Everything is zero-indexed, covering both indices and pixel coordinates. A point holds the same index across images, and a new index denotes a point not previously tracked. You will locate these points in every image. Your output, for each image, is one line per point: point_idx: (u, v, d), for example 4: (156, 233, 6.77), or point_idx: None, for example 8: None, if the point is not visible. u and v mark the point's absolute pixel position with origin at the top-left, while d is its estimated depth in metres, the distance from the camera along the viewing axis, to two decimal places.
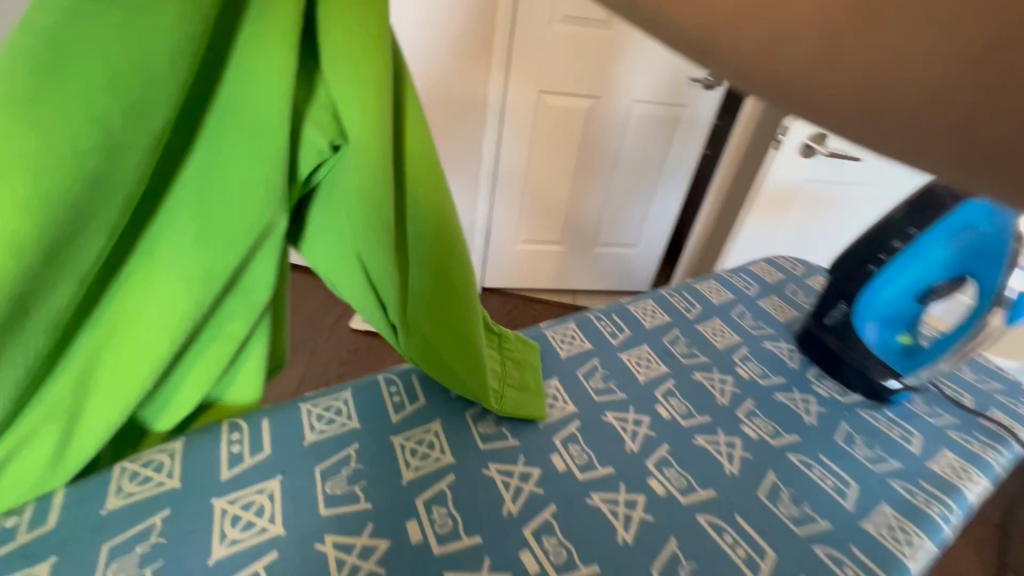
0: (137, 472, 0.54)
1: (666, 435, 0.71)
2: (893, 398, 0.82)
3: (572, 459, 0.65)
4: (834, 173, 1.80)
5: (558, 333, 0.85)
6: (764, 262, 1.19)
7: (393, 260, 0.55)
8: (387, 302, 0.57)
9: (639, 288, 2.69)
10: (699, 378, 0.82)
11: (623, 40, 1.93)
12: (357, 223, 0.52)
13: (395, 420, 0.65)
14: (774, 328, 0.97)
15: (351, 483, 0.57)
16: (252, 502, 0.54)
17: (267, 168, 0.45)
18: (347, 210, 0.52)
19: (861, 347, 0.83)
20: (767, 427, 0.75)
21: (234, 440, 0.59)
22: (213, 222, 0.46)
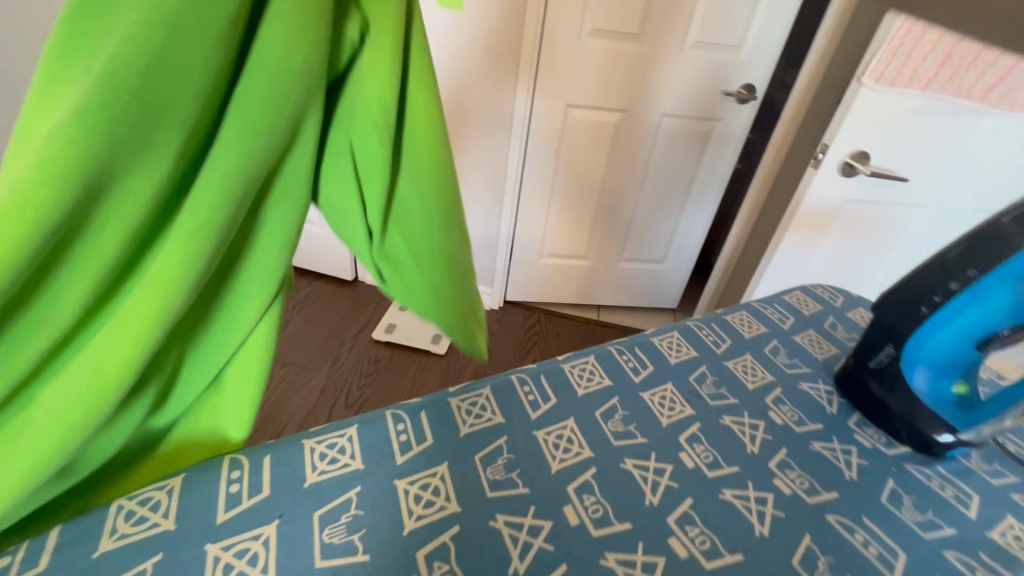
0: (132, 511, 0.53)
1: (690, 487, 0.66)
2: (946, 453, 0.74)
3: (587, 512, 0.61)
4: (878, 193, 1.70)
5: (576, 368, 0.81)
6: (799, 291, 1.12)
7: (381, 163, 0.49)
8: (365, 208, 0.52)
9: (665, 304, 2.62)
10: (727, 422, 0.76)
11: (655, 53, 1.88)
12: (358, 129, 0.48)
13: (400, 462, 0.62)
14: (810, 366, 0.90)
15: (350, 531, 0.54)
16: (246, 548, 0.52)
17: (291, 83, 0.41)
18: (354, 122, 0.48)
19: (909, 396, 0.76)
20: (802, 482, 0.69)
21: (233, 478, 0.57)
22: (236, 164, 0.41)
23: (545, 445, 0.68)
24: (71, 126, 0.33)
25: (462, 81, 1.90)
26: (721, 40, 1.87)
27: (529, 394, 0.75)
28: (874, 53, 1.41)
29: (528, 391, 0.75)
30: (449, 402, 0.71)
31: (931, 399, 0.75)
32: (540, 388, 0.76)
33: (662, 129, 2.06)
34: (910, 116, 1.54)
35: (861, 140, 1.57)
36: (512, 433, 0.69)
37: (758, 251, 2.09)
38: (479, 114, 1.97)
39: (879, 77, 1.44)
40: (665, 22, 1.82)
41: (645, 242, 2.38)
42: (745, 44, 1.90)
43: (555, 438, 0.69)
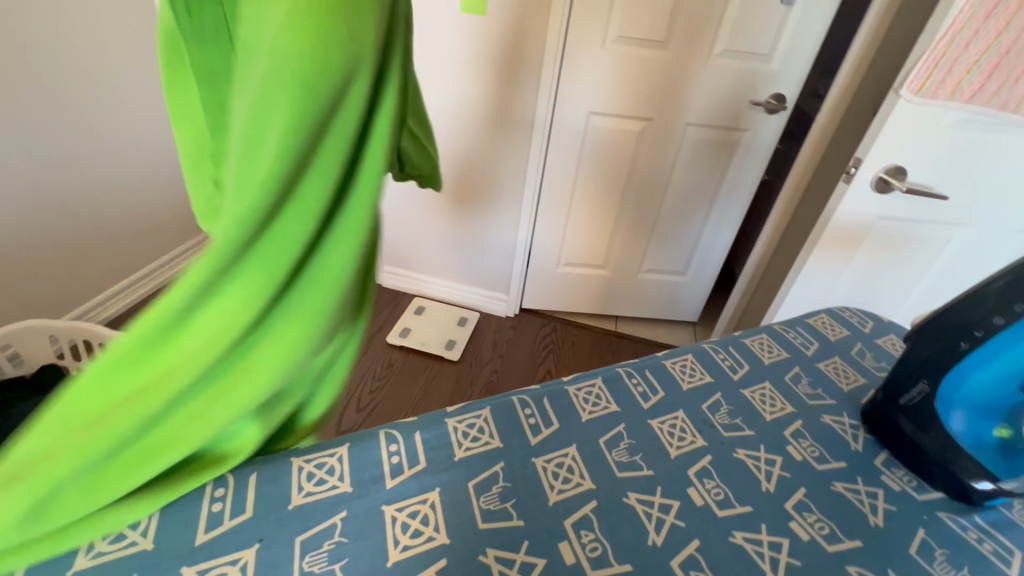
0: (112, 528, 0.51)
1: (698, 528, 0.61)
2: (986, 502, 0.68)
3: (584, 550, 0.57)
4: (914, 210, 1.61)
5: (581, 391, 0.77)
6: (825, 314, 1.06)
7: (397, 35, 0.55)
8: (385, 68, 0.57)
9: (685, 317, 2.55)
10: (741, 456, 0.71)
11: (681, 60, 1.83)
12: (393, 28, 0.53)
13: (390, 486, 0.59)
14: (835, 398, 0.85)
15: (331, 560, 0.52)
16: (223, 574, 0.50)
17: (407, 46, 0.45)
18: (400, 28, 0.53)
19: (946, 438, 0.69)
20: (822, 527, 0.64)
21: (217, 496, 0.55)
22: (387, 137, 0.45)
23: (544, 473, 0.64)
24: (277, 101, 0.38)
25: (481, 88, 1.89)
26: (750, 49, 1.81)
27: (531, 418, 0.71)
28: (917, 62, 1.34)
29: (529, 414, 0.72)
30: (445, 423, 0.68)
31: (969, 442, 0.68)
32: (541, 412, 0.73)
33: (686, 138, 2.00)
34: (950, 131, 1.45)
35: (897, 155, 1.49)
36: (510, 459, 0.65)
37: (783, 267, 2.01)
38: (498, 120, 1.95)
39: (919, 89, 1.36)
40: (693, 30, 1.77)
41: (665, 253, 2.32)
42: (776, 53, 1.83)
43: (554, 466, 0.65)
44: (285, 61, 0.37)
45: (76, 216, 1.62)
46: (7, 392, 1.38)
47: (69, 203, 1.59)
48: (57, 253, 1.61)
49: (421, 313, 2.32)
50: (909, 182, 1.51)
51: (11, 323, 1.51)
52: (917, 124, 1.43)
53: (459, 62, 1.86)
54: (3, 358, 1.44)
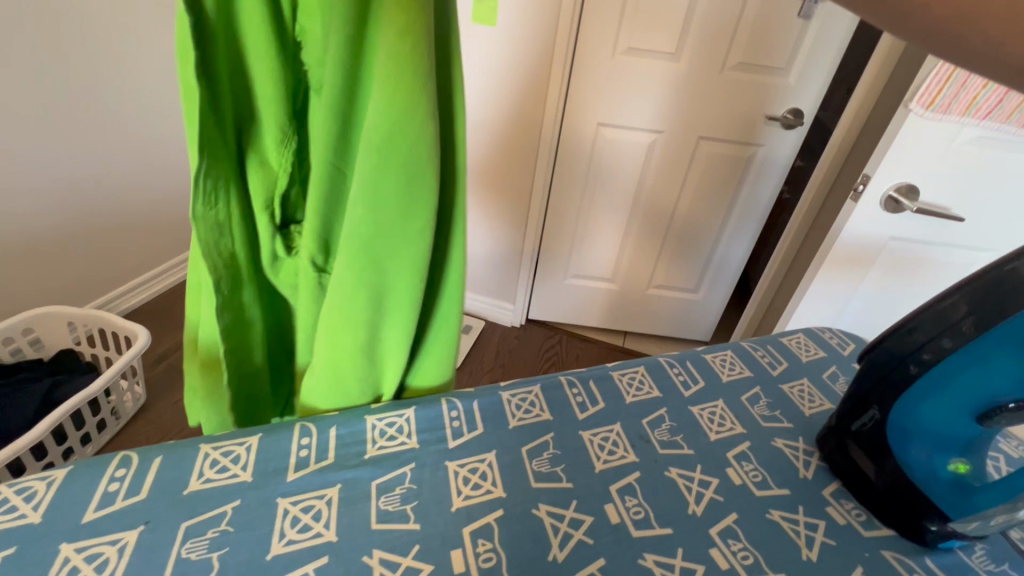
0: (6, 500, 0.53)
1: (608, 547, 0.58)
2: (940, 543, 0.62)
3: (477, 559, 0.55)
4: (929, 232, 1.52)
5: (515, 397, 0.75)
6: (802, 334, 1.00)
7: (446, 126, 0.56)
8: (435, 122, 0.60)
9: (696, 336, 2.47)
10: (672, 477, 0.67)
11: (692, 72, 1.79)
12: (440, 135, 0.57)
13: (290, 479, 0.59)
14: (793, 422, 0.79)
15: (210, 549, 0.52)
16: (99, 553, 0.50)
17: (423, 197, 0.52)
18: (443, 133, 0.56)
19: (899, 472, 0.64)
20: (745, 557, 0.59)
21: (116, 476, 0.56)
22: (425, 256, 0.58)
23: (454, 478, 0.62)
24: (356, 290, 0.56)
25: (499, 98, 1.89)
26: (765, 63, 1.77)
27: (454, 420, 0.69)
28: (927, 76, 1.29)
29: (454, 417, 0.70)
30: (364, 420, 0.66)
31: (921, 475, 0.62)
32: (468, 415, 0.71)
33: (697, 153, 1.96)
34: (967, 149, 1.37)
35: (908, 171, 1.41)
36: (422, 460, 0.64)
37: (792, 288, 1.92)
38: (509, 130, 1.95)
39: (930, 104, 1.31)
40: (704, 43, 1.74)
41: (675, 269, 2.27)
42: (792, 67, 1.78)
43: (467, 472, 0.63)
44: (345, 254, 0.54)
45: (101, 212, 1.72)
46: (22, 371, 1.46)
47: (96, 198, 1.69)
48: (82, 247, 1.69)
49: (470, 332, 2.31)
50: (920, 201, 1.43)
51: (38, 305, 1.59)
52: (929, 141, 1.36)
53: (473, 80, 1.88)
54: (23, 341, 1.52)
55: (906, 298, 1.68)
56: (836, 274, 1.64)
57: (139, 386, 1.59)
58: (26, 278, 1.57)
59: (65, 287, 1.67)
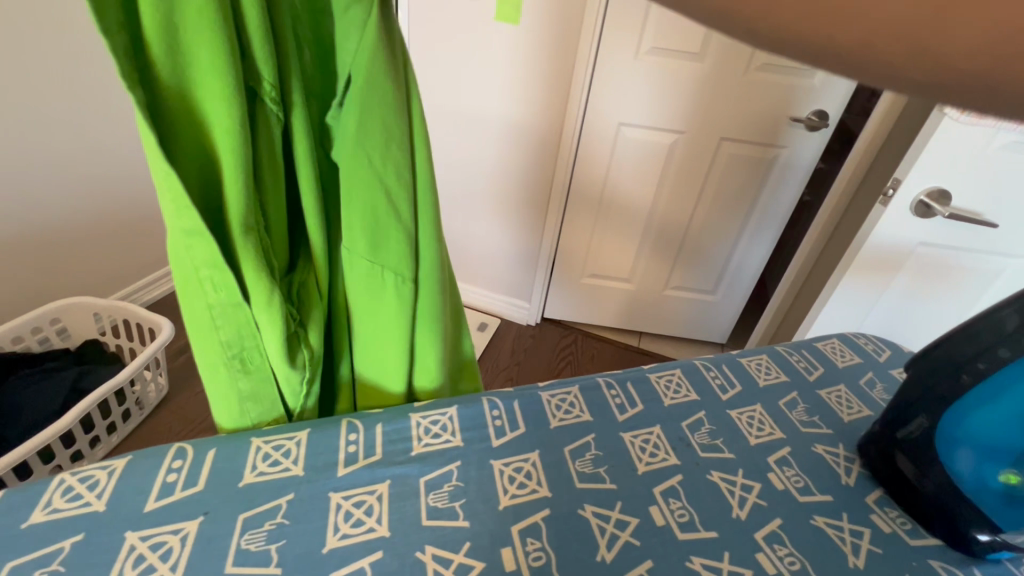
0: (71, 487, 0.54)
1: (655, 549, 0.58)
2: (988, 554, 0.62)
3: (527, 558, 0.55)
4: (961, 238, 1.50)
5: (555, 398, 0.75)
6: (837, 339, 0.99)
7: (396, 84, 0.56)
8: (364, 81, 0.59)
9: (713, 338, 2.46)
10: (715, 481, 0.67)
11: (715, 73, 1.78)
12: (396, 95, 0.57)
13: (341, 474, 0.60)
14: (833, 428, 0.79)
15: (268, 540, 0.53)
16: (163, 542, 0.51)
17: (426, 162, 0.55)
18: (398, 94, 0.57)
19: (946, 482, 0.63)
20: (793, 563, 0.59)
21: (174, 467, 0.57)
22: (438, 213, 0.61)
23: (500, 477, 0.63)
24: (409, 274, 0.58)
25: (523, 96, 1.88)
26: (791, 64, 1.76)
27: (497, 419, 0.70)
28: None
29: (496, 416, 0.70)
30: (409, 417, 0.67)
31: (971, 486, 0.62)
32: (510, 414, 0.71)
33: (719, 154, 1.95)
34: (1001, 155, 1.35)
35: (941, 176, 1.39)
36: (468, 458, 0.64)
37: (815, 291, 1.90)
38: (531, 130, 1.95)
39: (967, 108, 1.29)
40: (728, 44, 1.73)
41: (693, 271, 2.26)
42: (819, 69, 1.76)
43: (512, 471, 0.64)
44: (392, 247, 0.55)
45: None
46: (48, 361, 1.41)
47: None
48: (118, 240, 1.63)
49: (485, 329, 2.32)
50: (952, 207, 1.41)
51: (59, 300, 1.48)
52: (964, 146, 1.35)
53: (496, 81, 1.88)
54: (51, 331, 1.48)
55: (932, 305, 1.66)
56: (862, 279, 1.62)
57: (162, 377, 1.61)
58: (59, 269, 1.49)
59: (98, 280, 1.60)
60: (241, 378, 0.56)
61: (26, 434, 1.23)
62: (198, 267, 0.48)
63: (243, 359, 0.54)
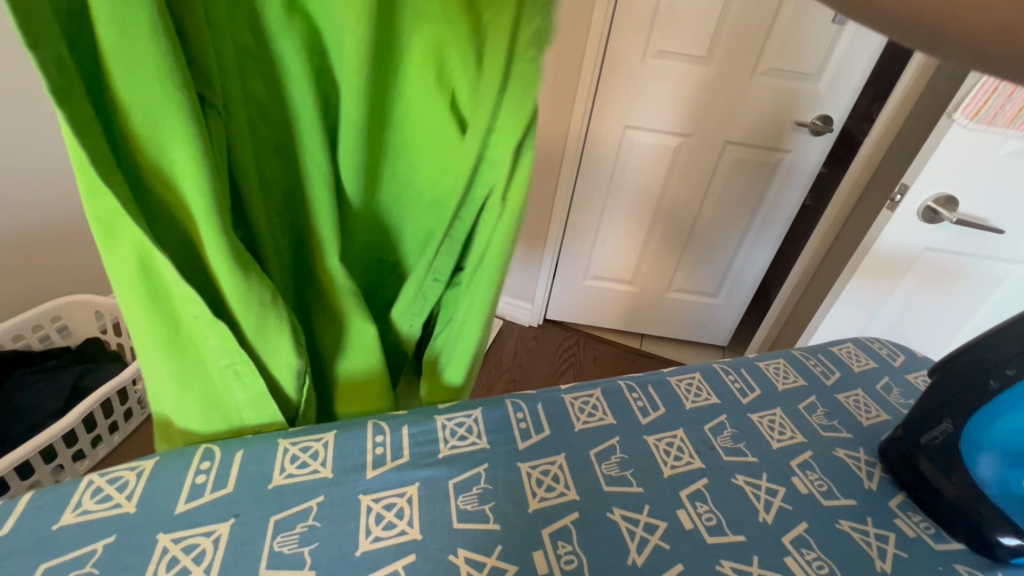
0: (100, 489, 0.54)
1: (685, 553, 0.58)
2: (1012, 559, 0.62)
3: (559, 562, 0.55)
4: (967, 243, 1.51)
5: (578, 401, 0.75)
6: (852, 344, 0.99)
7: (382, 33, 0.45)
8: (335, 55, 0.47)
9: (714, 340, 2.47)
10: (740, 484, 0.67)
11: (719, 77, 1.79)
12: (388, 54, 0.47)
13: (370, 476, 0.59)
14: (852, 432, 0.79)
15: (301, 543, 0.52)
16: (195, 544, 0.51)
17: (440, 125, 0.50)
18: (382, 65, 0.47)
19: (971, 486, 0.64)
20: (820, 567, 0.60)
21: (202, 469, 0.56)
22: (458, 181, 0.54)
23: (527, 480, 0.63)
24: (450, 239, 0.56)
25: None
26: (795, 69, 1.77)
27: (521, 422, 0.70)
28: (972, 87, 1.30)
29: (521, 418, 0.70)
30: (434, 419, 0.67)
31: (996, 492, 0.62)
32: (534, 417, 0.71)
33: (723, 157, 1.96)
34: (1006, 163, 1.37)
35: (948, 183, 1.41)
36: (494, 461, 0.64)
37: (819, 295, 1.91)
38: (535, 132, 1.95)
39: (974, 115, 1.30)
40: (733, 49, 1.74)
41: (696, 275, 2.27)
42: (824, 74, 1.77)
43: (539, 474, 0.64)
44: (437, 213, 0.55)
45: None
46: (48, 359, 1.39)
47: None
48: None
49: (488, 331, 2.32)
50: (959, 213, 1.42)
51: (57, 301, 1.43)
52: (970, 154, 1.36)
53: None
54: (51, 330, 1.45)
55: (936, 310, 1.67)
56: (868, 283, 1.63)
57: None
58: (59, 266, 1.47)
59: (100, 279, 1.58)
60: (237, 390, 0.52)
61: (33, 431, 1.22)
62: (178, 278, 0.43)
63: (235, 369, 0.50)
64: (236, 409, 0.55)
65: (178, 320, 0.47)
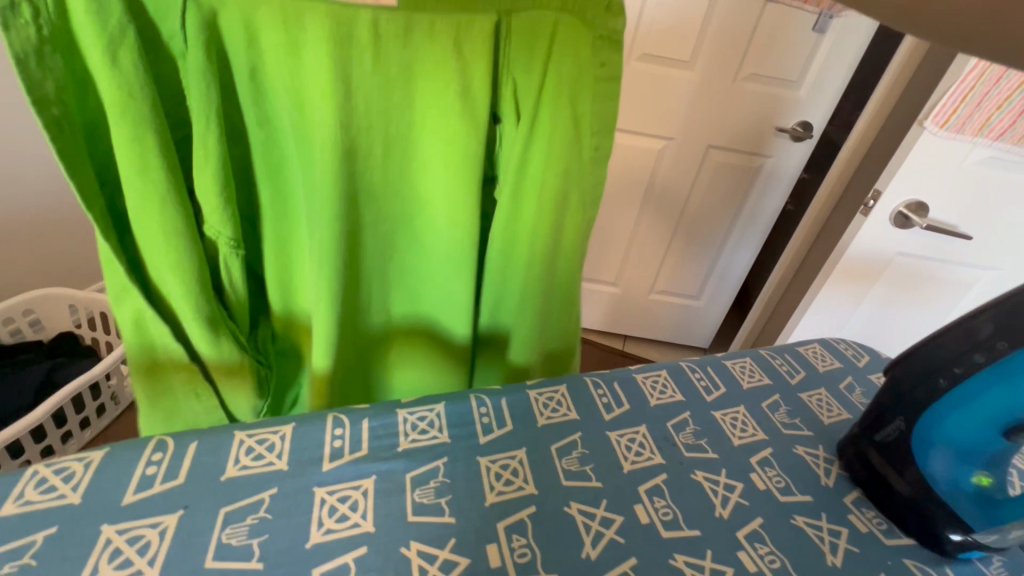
0: (45, 479, 0.53)
1: (640, 547, 0.59)
2: (959, 554, 0.64)
3: (512, 555, 0.55)
4: (938, 249, 1.54)
5: (542, 396, 0.75)
6: (818, 344, 1.01)
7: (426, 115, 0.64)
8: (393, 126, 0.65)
9: (695, 342, 2.49)
10: (698, 480, 0.68)
11: (704, 82, 1.80)
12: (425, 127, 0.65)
13: (325, 469, 0.59)
14: (813, 430, 0.80)
15: (250, 535, 0.52)
16: (140, 536, 0.50)
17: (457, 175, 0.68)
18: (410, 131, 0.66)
19: (922, 483, 0.65)
20: (773, 561, 0.60)
21: (153, 460, 0.56)
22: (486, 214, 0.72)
23: (486, 474, 0.63)
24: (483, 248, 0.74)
25: None
26: (778, 75, 1.79)
27: (484, 417, 0.70)
28: (944, 95, 1.32)
29: (484, 413, 0.70)
30: (396, 413, 0.67)
31: (945, 487, 0.64)
32: (497, 412, 0.71)
33: (707, 161, 1.97)
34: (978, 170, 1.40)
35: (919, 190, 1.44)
36: (454, 455, 0.64)
37: (796, 298, 1.93)
38: None
39: (944, 123, 1.33)
40: (719, 52, 1.75)
41: (677, 276, 2.28)
42: (804, 81, 1.81)
43: (498, 468, 0.64)
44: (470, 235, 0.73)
45: None
46: (20, 353, 1.36)
47: None
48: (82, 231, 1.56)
49: None
50: (930, 219, 1.45)
51: (26, 294, 1.39)
52: (943, 160, 1.39)
53: None
54: (22, 323, 1.41)
55: (909, 314, 1.71)
56: (843, 286, 1.66)
57: None
58: (24, 256, 1.44)
59: (69, 270, 1.55)
60: (196, 402, 0.74)
61: None
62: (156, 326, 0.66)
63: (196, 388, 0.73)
64: (193, 412, 0.75)
65: (157, 352, 0.69)
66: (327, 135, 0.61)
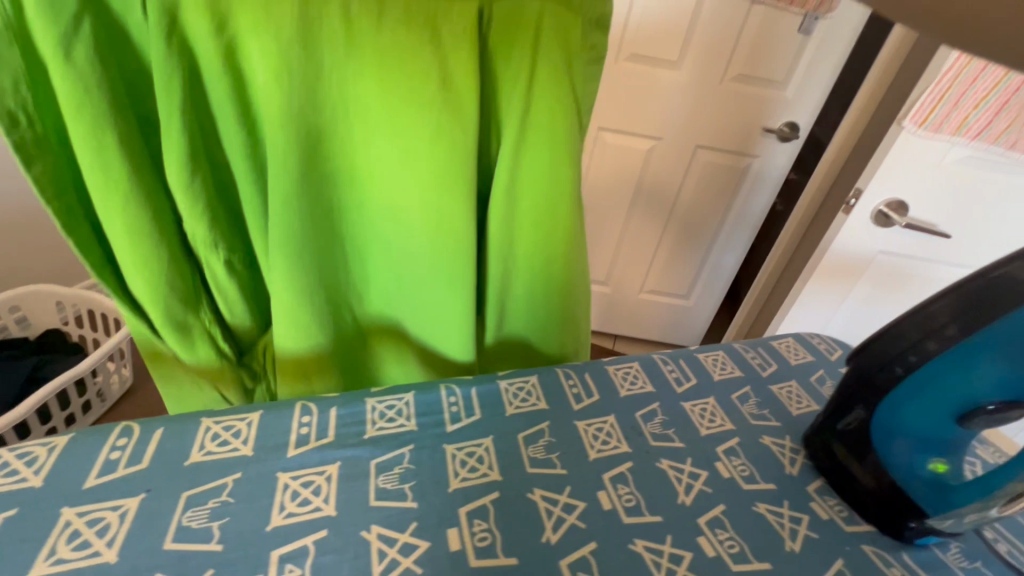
0: (7, 464, 0.53)
1: (600, 533, 0.60)
2: (917, 539, 0.65)
3: (472, 539, 0.56)
4: (918, 247, 1.56)
5: (512, 386, 0.76)
6: (792, 338, 1.02)
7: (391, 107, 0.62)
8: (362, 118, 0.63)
9: (685, 341, 2.51)
10: (663, 468, 0.69)
11: (690, 82, 1.82)
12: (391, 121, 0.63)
13: (291, 454, 0.59)
14: (782, 421, 0.81)
15: (211, 518, 0.52)
16: (100, 518, 0.50)
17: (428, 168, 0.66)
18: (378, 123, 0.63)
19: (882, 470, 0.66)
20: (732, 546, 0.61)
21: (118, 445, 0.56)
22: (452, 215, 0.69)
23: (452, 461, 0.63)
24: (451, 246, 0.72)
25: None
26: (765, 76, 1.80)
27: (453, 405, 0.70)
28: (922, 94, 1.32)
29: (452, 402, 0.71)
30: (364, 402, 0.68)
31: (903, 473, 0.65)
32: (466, 401, 0.71)
33: (695, 161, 1.99)
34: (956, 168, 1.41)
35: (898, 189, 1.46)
36: (420, 442, 0.65)
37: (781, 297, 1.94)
38: None
39: (922, 122, 1.34)
40: (706, 52, 1.76)
41: (666, 276, 2.30)
42: (790, 81, 1.82)
43: (464, 455, 0.65)
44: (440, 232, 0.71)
45: None
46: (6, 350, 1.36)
47: None
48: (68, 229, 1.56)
49: None
50: (910, 217, 1.47)
51: (12, 291, 1.39)
52: (921, 160, 1.41)
53: None
54: (9, 320, 1.41)
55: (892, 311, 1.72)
56: (826, 285, 1.68)
57: (126, 369, 1.59)
58: (6, 254, 1.44)
59: (52, 268, 1.55)
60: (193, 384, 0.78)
61: None
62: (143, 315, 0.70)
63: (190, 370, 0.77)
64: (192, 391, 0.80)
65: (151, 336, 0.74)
66: (294, 123, 0.60)
